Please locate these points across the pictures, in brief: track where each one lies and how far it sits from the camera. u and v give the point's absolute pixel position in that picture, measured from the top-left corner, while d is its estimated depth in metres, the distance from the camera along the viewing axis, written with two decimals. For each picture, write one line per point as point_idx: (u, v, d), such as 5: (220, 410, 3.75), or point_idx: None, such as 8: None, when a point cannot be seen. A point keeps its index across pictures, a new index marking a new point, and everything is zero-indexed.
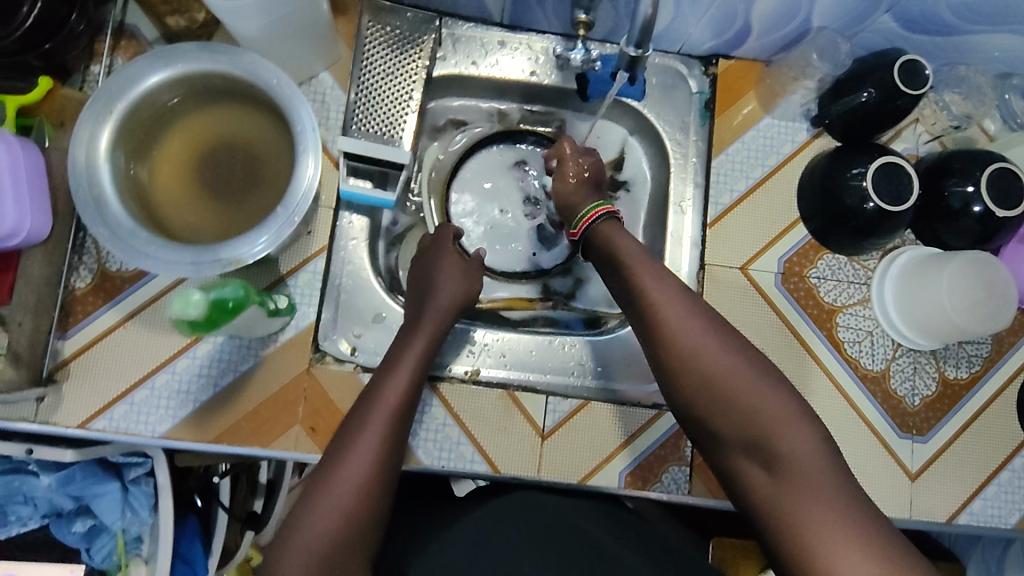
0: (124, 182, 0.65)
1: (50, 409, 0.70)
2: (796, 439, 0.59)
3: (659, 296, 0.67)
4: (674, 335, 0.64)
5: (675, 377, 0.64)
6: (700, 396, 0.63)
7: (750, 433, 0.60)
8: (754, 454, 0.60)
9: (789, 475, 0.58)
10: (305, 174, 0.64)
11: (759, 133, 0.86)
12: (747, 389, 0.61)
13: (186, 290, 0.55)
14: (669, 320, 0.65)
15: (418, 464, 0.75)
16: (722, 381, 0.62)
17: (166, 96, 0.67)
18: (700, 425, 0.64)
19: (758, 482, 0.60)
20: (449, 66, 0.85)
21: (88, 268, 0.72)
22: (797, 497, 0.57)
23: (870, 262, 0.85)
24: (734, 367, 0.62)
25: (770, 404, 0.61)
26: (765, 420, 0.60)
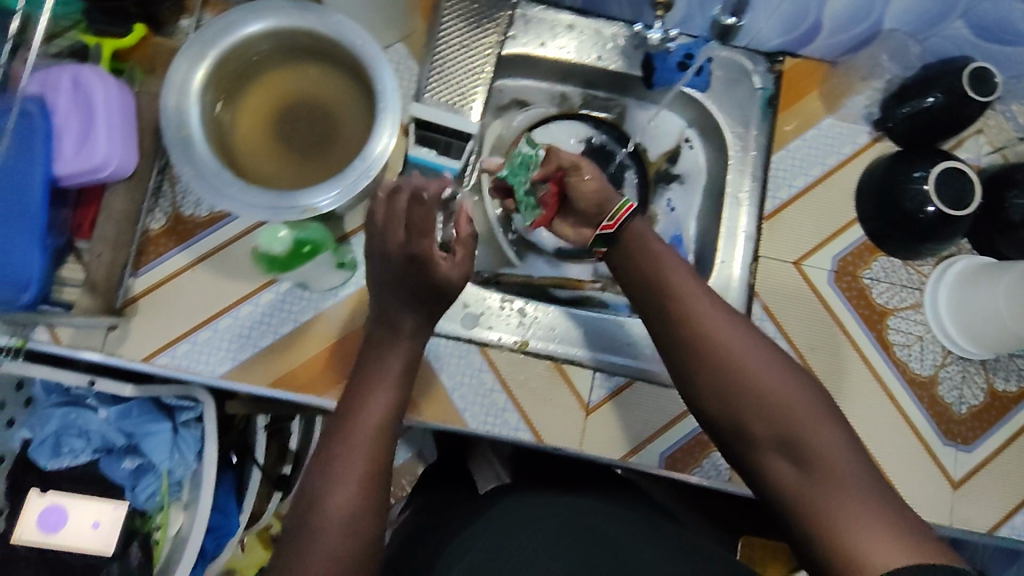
0: (209, 124, 0.67)
1: (117, 340, 0.72)
2: (823, 432, 0.57)
3: (683, 287, 0.63)
4: (700, 328, 0.61)
5: (698, 371, 0.61)
6: (723, 394, 0.60)
7: (776, 429, 0.57)
8: (785, 451, 0.57)
9: (820, 472, 0.55)
10: (380, 143, 0.67)
11: (820, 132, 0.87)
12: (773, 382, 0.59)
13: (275, 227, 0.66)
14: (693, 312, 0.61)
15: (464, 426, 0.76)
16: (749, 376, 0.59)
17: (257, 47, 0.70)
18: (720, 422, 0.61)
19: (787, 480, 0.57)
20: (518, 45, 0.86)
21: (163, 211, 0.74)
22: (829, 495, 0.54)
23: (925, 267, 0.85)
24: (759, 359, 0.60)
25: (795, 398, 0.58)
26: (792, 414, 0.57)
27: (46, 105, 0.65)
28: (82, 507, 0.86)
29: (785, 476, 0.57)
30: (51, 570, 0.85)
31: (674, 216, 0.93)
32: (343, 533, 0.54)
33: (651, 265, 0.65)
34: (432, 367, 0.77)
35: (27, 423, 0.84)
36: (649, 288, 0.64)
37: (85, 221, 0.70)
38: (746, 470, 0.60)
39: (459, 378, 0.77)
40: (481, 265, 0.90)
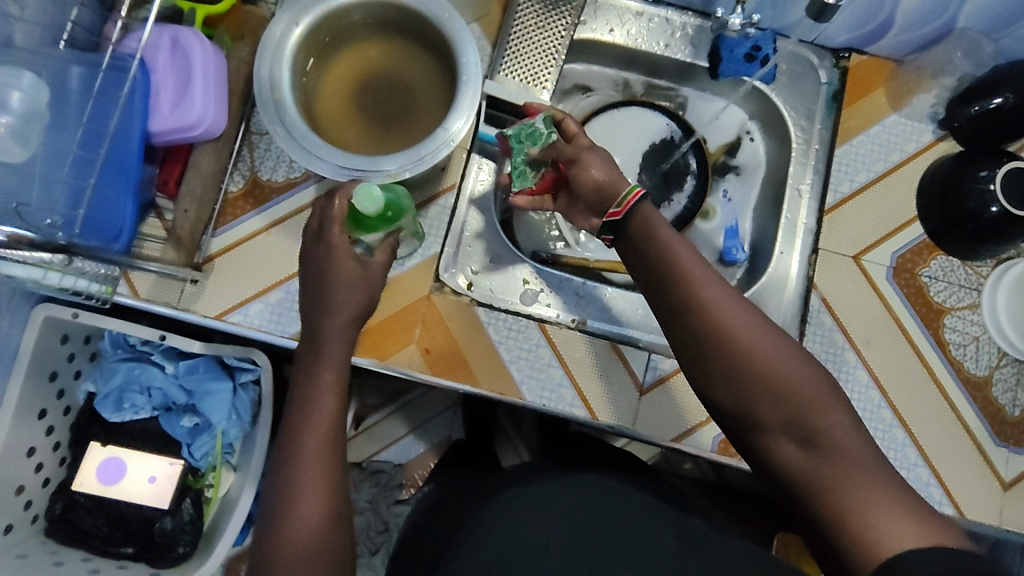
0: (298, 89, 0.70)
1: (192, 296, 0.74)
2: (833, 411, 0.52)
3: (687, 263, 0.56)
4: (706, 307, 0.55)
5: (705, 355, 0.55)
6: (727, 379, 0.54)
7: (784, 412, 0.52)
8: (790, 432, 0.52)
9: (831, 454, 0.51)
10: (459, 122, 0.68)
11: (884, 129, 0.87)
12: (776, 359, 0.53)
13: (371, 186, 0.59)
14: (698, 290, 0.55)
15: (521, 400, 0.77)
16: (757, 358, 0.53)
17: (349, 17, 0.71)
18: (724, 408, 0.56)
19: (795, 461, 0.53)
20: (588, 30, 0.88)
21: (241, 173, 0.76)
22: (841, 478, 0.50)
23: (983, 268, 0.85)
24: (761, 334, 0.54)
25: (803, 378, 0.53)
26: (802, 395, 0.52)
27: (145, 63, 0.68)
28: (142, 463, 0.89)
29: (793, 460, 0.52)
30: (110, 520, 0.88)
31: (730, 206, 0.93)
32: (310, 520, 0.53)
33: (654, 240, 0.58)
34: (490, 338, 0.78)
35: (93, 376, 0.87)
36: (653, 265, 0.58)
37: (171, 179, 0.73)
38: (751, 454, 0.56)
39: (516, 350, 0.78)
40: (535, 247, 0.90)
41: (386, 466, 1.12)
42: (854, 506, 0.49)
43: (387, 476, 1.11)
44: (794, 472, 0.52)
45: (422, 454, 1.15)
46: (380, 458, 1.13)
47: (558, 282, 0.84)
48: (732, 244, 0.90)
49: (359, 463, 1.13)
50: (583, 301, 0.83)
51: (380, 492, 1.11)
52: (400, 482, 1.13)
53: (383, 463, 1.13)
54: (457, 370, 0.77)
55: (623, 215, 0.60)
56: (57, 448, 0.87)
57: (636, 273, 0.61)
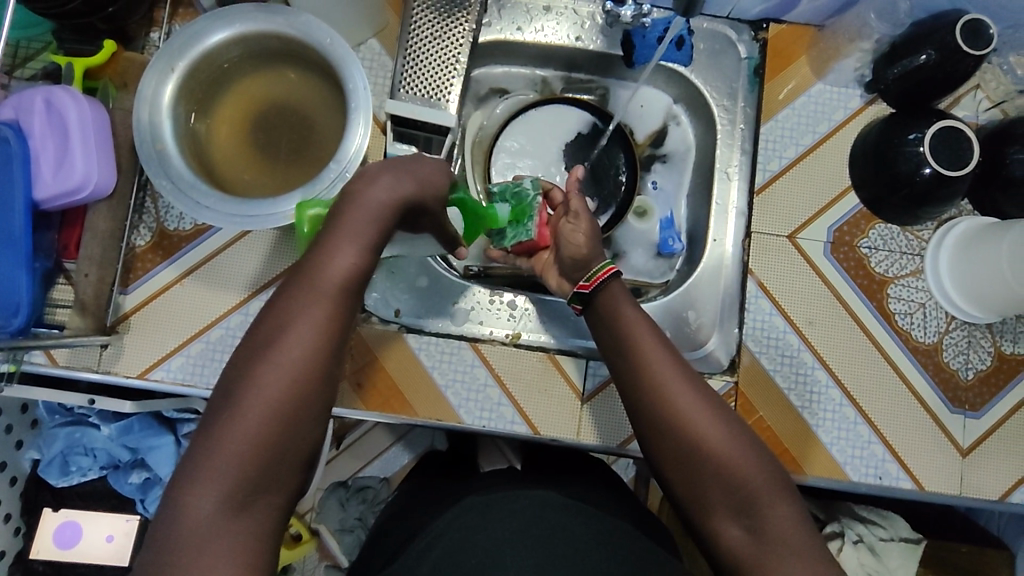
0: (185, 137, 0.68)
1: (112, 358, 0.72)
2: (776, 497, 0.56)
3: (649, 351, 0.61)
4: (665, 393, 0.59)
5: (658, 434, 0.59)
6: (679, 461, 0.58)
7: (728, 489, 0.56)
8: (739, 517, 0.55)
9: (773, 539, 0.54)
10: (354, 140, 0.66)
11: (810, 99, 0.84)
12: (727, 446, 0.57)
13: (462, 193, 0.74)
14: (658, 377, 0.59)
15: (460, 423, 0.76)
16: (708, 444, 0.57)
17: (226, 54, 0.69)
18: (677, 486, 0.59)
19: (736, 542, 0.56)
20: (494, 32, 0.85)
21: (147, 227, 0.75)
22: (781, 561, 0.53)
23: (924, 232, 0.83)
24: (716, 420, 0.58)
25: (750, 465, 0.56)
26: (748, 480, 0.56)
27: (21, 129, 0.66)
28: (96, 523, 0.88)
29: (737, 542, 0.55)
30: None
31: (663, 196, 0.92)
32: (241, 453, 0.46)
33: (624, 322, 0.64)
34: (423, 365, 0.76)
35: (36, 444, 0.84)
36: (621, 346, 0.63)
37: (71, 242, 0.71)
38: (697, 532, 0.59)
39: (451, 373, 0.76)
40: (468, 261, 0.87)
41: (373, 482, 1.06)
42: None
43: (373, 492, 1.05)
44: (736, 552, 0.55)
45: (408, 465, 1.07)
46: (365, 474, 1.06)
47: (488, 300, 0.81)
48: (668, 235, 0.88)
49: (343, 481, 1.06)
50: (522, 312, 0.81)
51: (368, 507, 1.05)
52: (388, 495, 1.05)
53: (369, 478, 1.06)
54: (392, 401, 0.76)
55: (590, 290, 0.67)
56: (9, 519, 0.85)
57: (606, 352, 0.65)
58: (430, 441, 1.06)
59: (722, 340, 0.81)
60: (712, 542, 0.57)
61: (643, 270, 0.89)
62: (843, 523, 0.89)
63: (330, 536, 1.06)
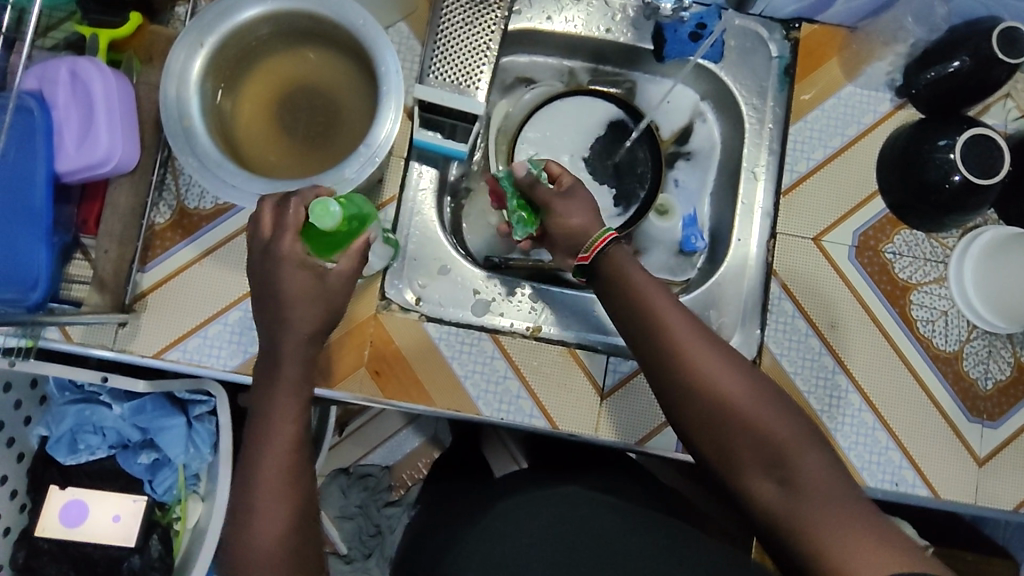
0: (212, 113, 0.67)
1: (127, 337, 0.71)
2: (804, 450, 0.55)
3: (668, 316, 0.61)
4: (693, 364, 0.58)
5: (682, 399, 0.59)
6: (710, 428, 0.58)
7: (756, 445, 0.56)
8: (770, 471, 0.55)
9: (809, 495, 0.54)
10: (384, 127, 0.65)
11: (840, 101, 0.84)
12: (751, 406, 0.57)
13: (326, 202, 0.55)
14: (683, 347, 0.59)
15: (478, 415, 0.75)
16: (731, 406, 0.57)
17: (256, 31, 0.68)
18: (707, 452, 0.59)
19: (770, 496, 0.55)
20: (523, 20, 0.84)
21: (167, 205, 0.73)
22: (814, 507, 0.53)
23: (949, 239, 0.82)
24: (737, 381, 0.58)
25: (775, 421, 0.56)
26: (781, 442, 0.56)
27: (44, 99, 0.65)
28: (103, 502, 0.86)
29: (773, 500, 0.55)
30: (74, 563, 0.86)
31: (685, 194, 0.91)
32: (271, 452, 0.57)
33: (634, 288, 0.63)
34: (443, 355, 0.76)
35: (44, 420, 0.83)
36: (634, 315, 0.62)
37: (90, 217, 0.70)
38: (732, 498, 0.58)
39: (470, 365, 0.76)
40: (490, 251, 0.87)
41: (373, 469, 1.05)
42: (832, 537, 0.51)
43: (375, 479, 1.04)
44: (770, 507, 0.55)
45: (410, 453, 1.07)
46: (366, 462, 1.06)
47: (510, 292, 0.81)
48: (691, 233, 0.88)
49: (345, 468, 1.05)
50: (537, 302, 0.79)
51: (368, 496, 1.04)
52: (389, 483, 1.06)
53: (370, 466, 1.06)
54: (410, 389, 0.75)
55: (590, 261, 0.65)
56: (14, 496, 0.84)
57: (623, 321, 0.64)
58: (434, 431, 1.07)
59: (744, 340, 0.80)
60: (749, 504, 0.57)
61: (664, 267, 0.89)
62: None
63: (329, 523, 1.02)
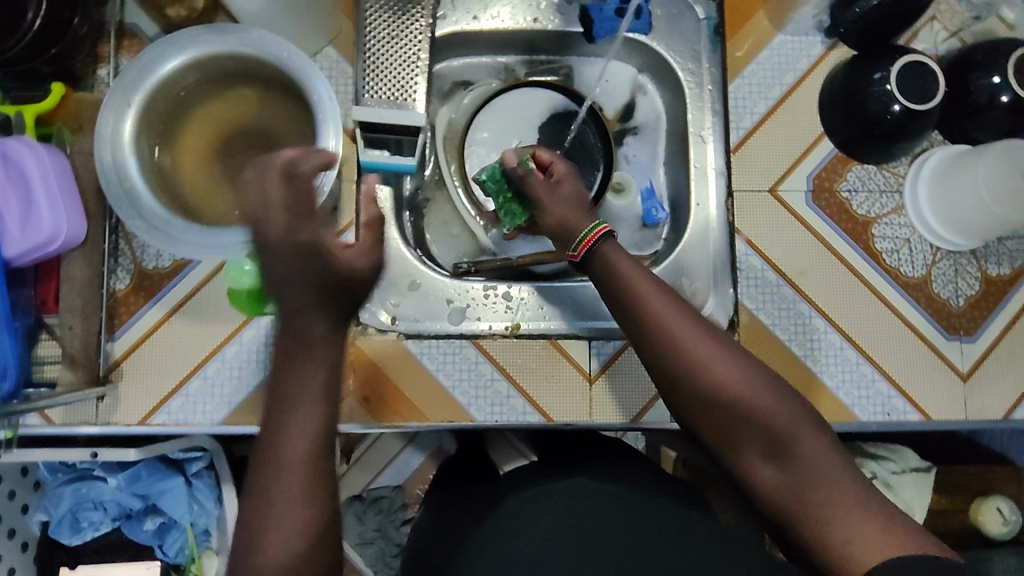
0: (151, 170, 0.66)
1: (109, 409, 0.70)
2: (801, 432, 0.56)
3: (661, 309, 0.61)
4: (687, 351, 0.59)
5: (681, 387, 0.59)
6: (703, 407, 0.59)
7: (755, 430, 0.57)
8: (769, 453, 0.56)
9: (806, 474, 0.54)
10: (327, 152, 0.65)
11: (772, 52, 0.85)
12: (747, 390, 0.57)
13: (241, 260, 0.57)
14: (669, 329, 0.60)
15: (472, 422, 0.75)
16: (728, 393, 0.57)
17: (181, 81, 0.68)
18: (702, 429, 0.60)
19: (771, 478, 0.56)
20: (450, 24, 0.85)
21: (125, 269, 0.72)
22: (814, 488, 0.54)
23: (900, 168, 0.84)
24: (732, 367, 0.58)
25: (772, 405, 0.57)
26: (774, 420, 0.56)
27: None
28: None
29: (770, 478, 0.56)
30: None
31: (641, 168, 0.92)
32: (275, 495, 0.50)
33: (625, 282, 0.63)
34: (427, 369, 0.76)
35: (42, 506, 0.81)
36: (627, 313, 0.63)
37: (49, 295, 0.69)
38: (732, 476, 0.59)
39: (456, 375, 0.76)
40: (459, 257, 0.87)
41: (385, 491, 1.04)
42: (833, 521, 0.52)
43: (388, 501, 1.04)
44: (772, 488, 0.56)
45: (419, 469, 1.07)
46: (377, 485, 1.05)
47: (485, 297, 0.80)
48: (651, 205, 0.89)
49: (357, 494, 1.05)
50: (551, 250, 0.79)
51: (385, 518, 1.04)
52: (404, 501, 1.05)
53: (382, 488, 1.05)
54: (400, 408, 0.75)
55: (580, 257, 0.66)
56: None
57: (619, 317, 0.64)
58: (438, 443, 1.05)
59: (719, 301, 0.81)
60: (745, 481, 0.58)
61: (633, 244, 0.89)
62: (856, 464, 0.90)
63: (352, 551, 1.02)
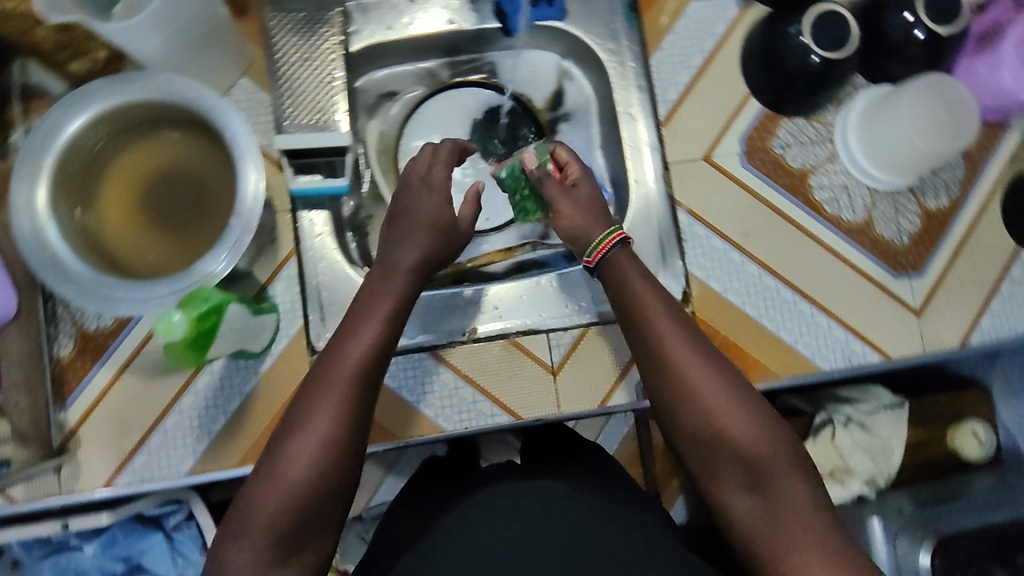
0: (74, 232, 0.65)
1: (71, 478, 0.69)
2: (785, 473, 0.56)
3: (668, 334, 0.61)
4: (686, 376, 0.59)
5: (675, 410, 0.59)
6: (692, 436, 0.58)
7: (740, 463, 0.56)
8: (750, 488, 0.56)
9: (784, 516, 0.54)
10: (249, 183, 0.63)
11: (689, 19, 0.85)
12: (740, 423, 0.57)
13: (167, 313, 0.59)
14: (671, 355, 0.60)
15: (442, 432, 0.75)
16: (720, 422, 0.57)
17: (91, 139, 0.66)
18: (686, 457, 0.60)
19: (748, 513, 0.56)
20: (365, 38, 0.84)
21: (66, 334, 0.71)
22: (787, 532, 0.53)
23: (828, 117, 0.85)
24: (729, 397, 0.58)
25: (760, 443, 0.57)
26: (760, 458, 0.56)
27: None
28: None
29: (745, 511, 0.56)
30: None
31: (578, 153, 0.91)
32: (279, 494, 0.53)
33: (633, 298, 0.64)
34: (389, 388, 0.75)
35: None
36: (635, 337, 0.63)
37: None
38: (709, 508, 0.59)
39: (419, 388, 0.76)
40: None
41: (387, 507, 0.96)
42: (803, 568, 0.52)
43: None
44: (748, 523, 0.56)
45: None
46: (375, 502, 0.97)
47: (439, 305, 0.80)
48: None
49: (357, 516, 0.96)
50: (523, 245, 0.88)
51: None
52: None
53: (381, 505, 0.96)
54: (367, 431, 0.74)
55: (595, 262, 0.68)
56: None
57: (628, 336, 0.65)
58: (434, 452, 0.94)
59: (670, 274, 0.81)
60: (721, 512, 0.58)
61: None
62: (829, 411, 0.91)
63: None
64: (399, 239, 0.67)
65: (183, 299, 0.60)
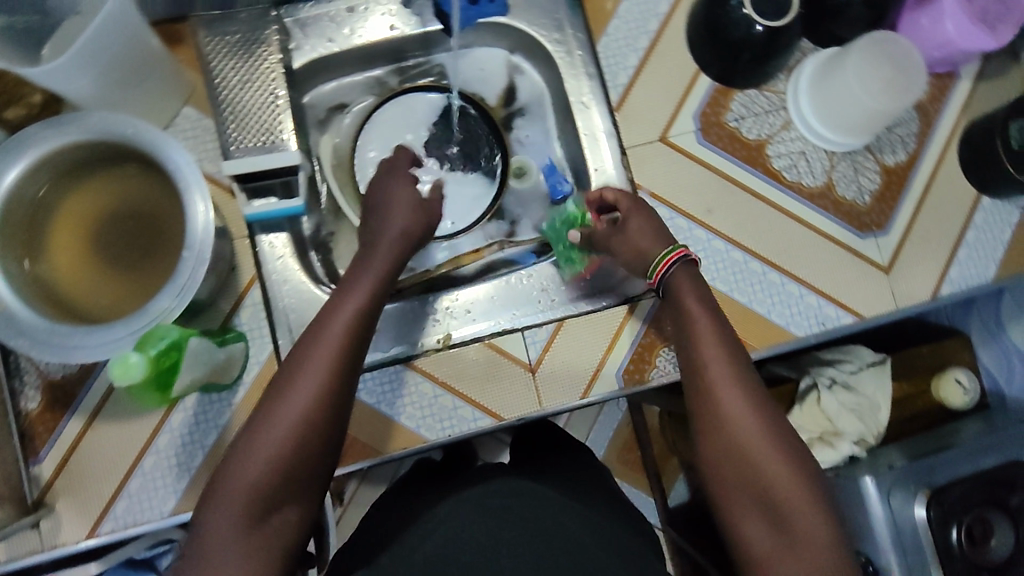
0: (24, 283, 0.63)
1: (52, 532, 0.68)
2: (807, 512, 0.53)
3: (711, 359, 0.59)
4: (720, 401, 0.57)
5: (704, 434, 0.57)
6: (720, 461, 0.56)
7: (762, 496, 0.54)
8: (767, 521, 0.54)
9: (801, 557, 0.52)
10: (197, 214, 0.62)
11: (631, 2, 0.85)
12: (771, 458, 0.55)
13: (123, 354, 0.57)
14: (711, 379, 0.58)
15: (427, 442, 0.75)
16: (748, 451, 0.55)
17: (32, 187, 0.65)
18: (709, 480, 0.58)
19: (763, 547, 0.53)
20: (306, 53, 0.83)
21: (32, 387, 0.69)
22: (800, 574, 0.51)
23: (779, 85, 0.85)
24: (763, 428, 0.56)
25: (787, 481, 0.54)
26: (784, 495, 0.54)
27: None
28: None
29: (761, 541, 0.54)
30: None
31: (535, 147, 0.91)
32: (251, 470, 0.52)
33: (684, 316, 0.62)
34: (368, 404, 0.74)
35: None
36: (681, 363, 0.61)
37: None
38: (723, 532, 0.57)
39: (399, 401, 0.75)
40: None
41: None
42: None
43: None
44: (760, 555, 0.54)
45: None
46: None
47: (410, 315, 0.79)
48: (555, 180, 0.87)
49: None
50: (489, 245, 0.87)
51: None
52: None
53: None
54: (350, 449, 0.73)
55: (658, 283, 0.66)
56: None
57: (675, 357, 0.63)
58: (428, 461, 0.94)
59: None
60: (735, 542, 0.56)
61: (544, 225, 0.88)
62: (813, 375, 0.91)
63: None
64: (364, 258, 0.64)
65: (141, 339, 0.59)
